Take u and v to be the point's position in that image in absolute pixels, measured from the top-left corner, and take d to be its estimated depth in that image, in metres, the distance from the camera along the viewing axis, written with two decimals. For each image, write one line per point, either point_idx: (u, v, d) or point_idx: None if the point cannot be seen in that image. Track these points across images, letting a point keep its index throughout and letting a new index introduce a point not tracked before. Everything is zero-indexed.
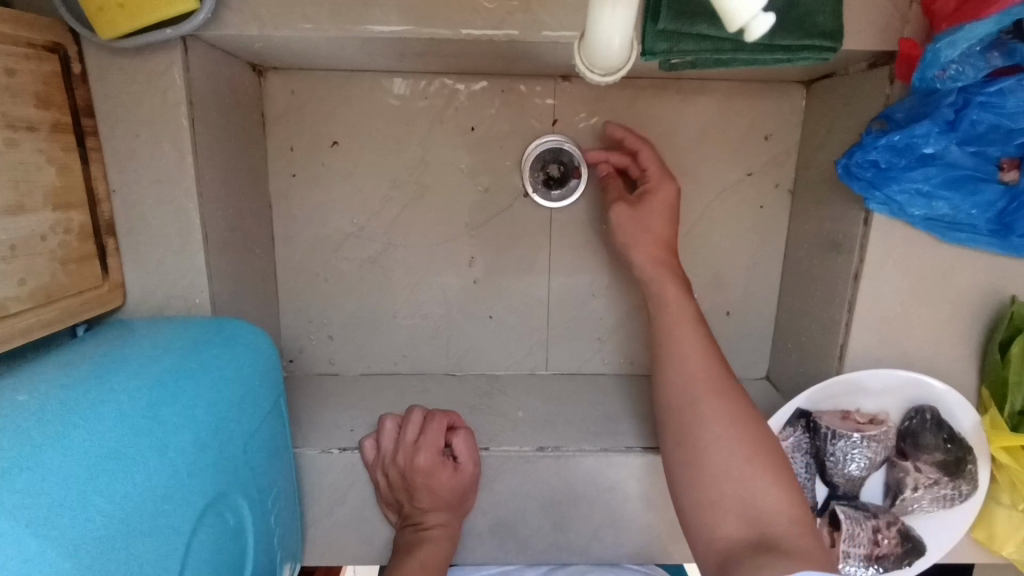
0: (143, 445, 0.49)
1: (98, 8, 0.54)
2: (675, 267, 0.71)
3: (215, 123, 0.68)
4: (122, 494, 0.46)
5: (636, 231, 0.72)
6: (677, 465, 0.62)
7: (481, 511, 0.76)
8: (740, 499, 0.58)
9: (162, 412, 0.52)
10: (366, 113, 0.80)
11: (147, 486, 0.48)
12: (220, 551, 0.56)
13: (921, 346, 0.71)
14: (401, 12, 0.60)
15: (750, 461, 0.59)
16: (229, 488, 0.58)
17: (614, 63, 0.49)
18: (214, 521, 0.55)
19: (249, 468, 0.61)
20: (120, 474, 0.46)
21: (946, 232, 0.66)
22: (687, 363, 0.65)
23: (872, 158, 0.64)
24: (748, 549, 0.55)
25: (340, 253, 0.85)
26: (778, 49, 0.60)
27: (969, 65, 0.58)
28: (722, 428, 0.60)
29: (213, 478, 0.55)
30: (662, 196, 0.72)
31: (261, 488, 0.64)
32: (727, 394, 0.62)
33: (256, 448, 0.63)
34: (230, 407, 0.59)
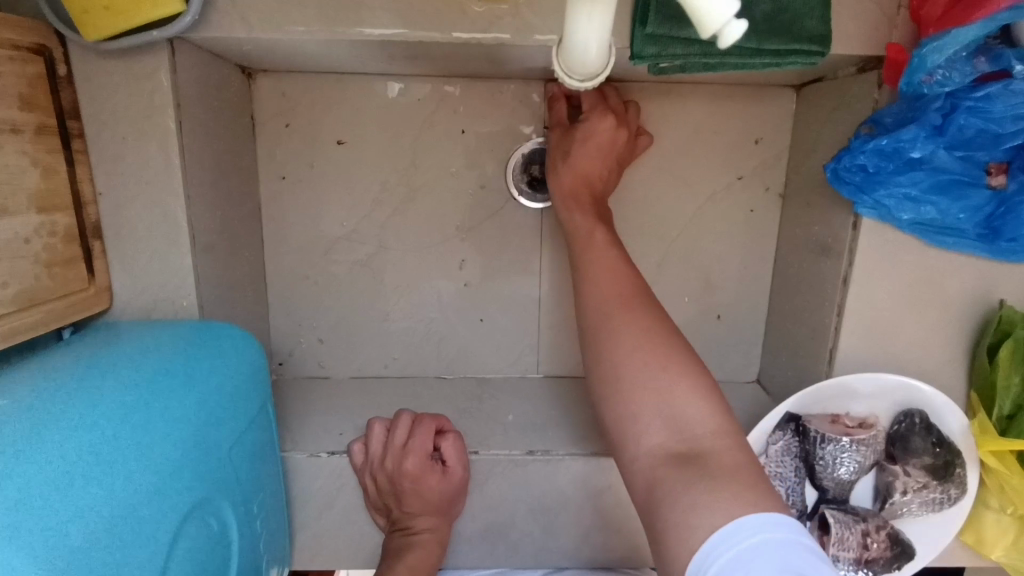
0: (125, 451, 0.48)
1: (83, 11, 0.54)
2: (589, 198, 0.71)
3: (202, 123, 0.68)
4: (104, 500, 0.45)
5: (562, 156, 0.73)
6: (598, 390, 0.58)
7: (470, 515, 0.76)
8: (660, 409, 0.54)
9: (145, 416, 0.51)
10: (355, 115, 0.80)
11: (129, 492, 0.47)
12: (203, 556, 0.55)
13: (909, 349, 0.71)
14: (390, 13, 0.60)
15: (667, 369, 0.55)
16: (214, 493, 0.57)
17: (592, 68, 0.49)
18: (198, 526, 0.55)
19: (235, 472, 0.61)
20: (101, 480, 0.45)
21: (935, 237, 0.66)
22: (601, 282, 0.62)
23: (860, 163, 0.64)
24: (675, 461, 0.51)
25: (330, 255, 0.84)
26: (766, 54, 0.60)
27: (956, 70, 0.59)
28: (637, 338, 0.57)
29: (197, 483, 0.55)
30: (596, 127, 0.73)
31: (247, 493, 0.63)
32: (641, 308, 0.60)
33: (242, 451, 0.62)
34: (215, 412, 0.58)
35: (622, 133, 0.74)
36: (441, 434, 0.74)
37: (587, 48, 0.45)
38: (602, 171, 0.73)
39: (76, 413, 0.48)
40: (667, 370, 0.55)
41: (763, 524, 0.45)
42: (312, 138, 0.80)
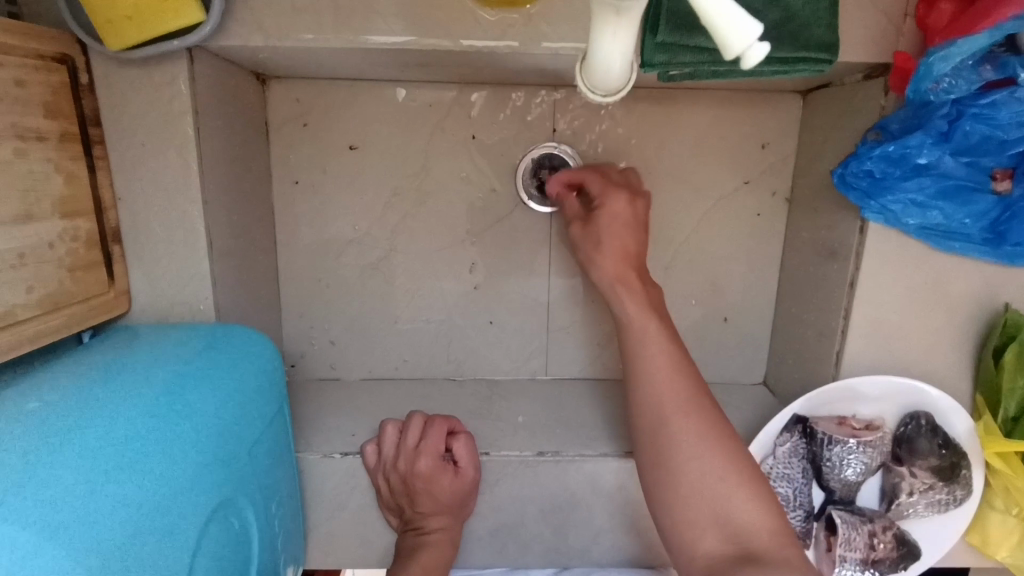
0: (148, 455, 0.49)
1: (107, 21, 0.55)
2: (635, 278, 0.68)
3: (219, 130, 0.69)
4: (129, 503, 0.46)
5: (593, 245, 0.70)
6: (655, 485, 0.61)
7: (481, 515, 0.77)
8: (716, 516, 0.57)
9: (168, 419, 0.52)
10: (368, 121, 0.81)
11: (152, 495, 0.48)
12: (225, 555, 0.57)
13: (915, 352, 0.72)
14: (406, 23, 0.61)
15: (726, 479, 0.58)
16: (234, 494, 0.59)
17: (615, 86, 0.50)
18: (219, 526, 0.56)
19: (254, 473, 0.62)
20: (126, 484, 0.46)
21: (941, 241, 0.67)
22: (661, 380, 0.64)
23: (867, 168, 0.65)
24: (730, 562, 0.54)
25: (342, 259, 0.85)
26: (774, 61, 0.61)
27: (962, 78, 0.59)
28: (696, 442, 0.60)
29: (217, 484, 0.56)
30: (613, 206, 0.71)
31: (266, 493, 0.64)
32: (704, 413, 0.62)
33: (260, 453, 0.63)
34: (234, 417, 0.59)
35: (640, 205, 0.72)
36: (452, 438, 0.74)
37: (612, 64, 0.47)
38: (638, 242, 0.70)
39: (101, 418, 0.49)
40: (729, 479, 0.58)
41: None
42: (325, 143, 0.82)
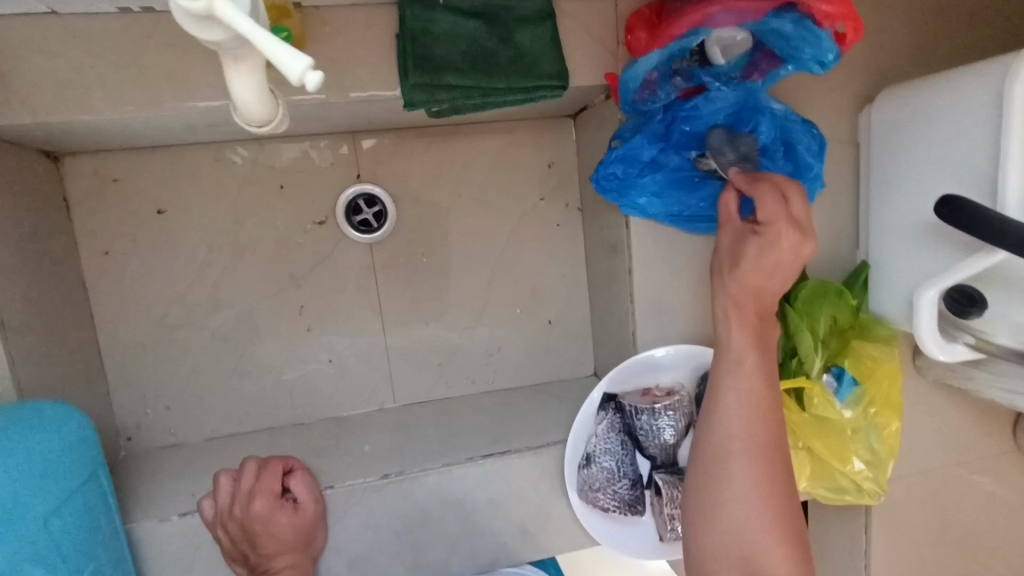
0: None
1: None
2: (754, 317, 0.66)
3: (5, 208, 0.69)
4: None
5: (733, 258, 0.67)
6: (693, 519, 0.63)
7: (336, 548, 0.78)
8: (744, 560, 0.60)
9: None
10: (174, 185, 0.84)
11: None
12: None
13: (695, 321, 0.83)
14: (179, 89, 0.66)
15: (761, 510, 0.61)
16: (30, 559, 0.55)
17: (261, 116, 0.49)
18: None
19: (54, 541, 0.59)
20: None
21: (690, 225, 0.79)
22: (740, 417, 0.64)
23: (612, 171, 0.76)
24: None
25: (167, 322, 0.86)
26: (517, 91, 0.71)
27: (660, 89, 0.73)
28: (759, 473, 0.62)
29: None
30: (781, 241, 0.65)
31: (67, 566, 0.60)
32: (766, 451, 0.63)
33: (62, 522, 0.61)
34: (29, 475, 0.58)
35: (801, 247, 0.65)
36: (291, 477, 0.76)
37: (238, 94, 0.46)
38: (774, 287, 0.66)
39: None
40: (773, 529, 0.60)
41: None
42: (133, 211, 0.83)
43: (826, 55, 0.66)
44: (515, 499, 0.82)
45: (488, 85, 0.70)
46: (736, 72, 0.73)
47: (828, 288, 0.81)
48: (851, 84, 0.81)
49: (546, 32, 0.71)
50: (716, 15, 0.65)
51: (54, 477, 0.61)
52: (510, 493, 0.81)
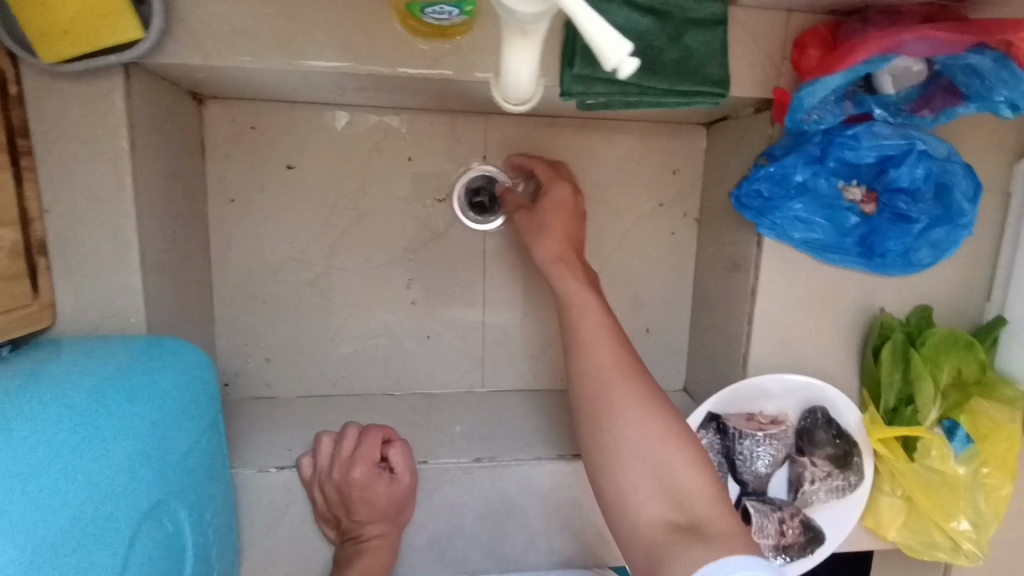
0: (78, 453, 0.49)
1: (43, 34, 0.57)
2: (576, 257, 0.75)
3: (156, 145, 0.70)
4: (67, 499, 0.46)
5: (539, 228, 0.77)
6: (599, 470, 0.64)
7: (420, 523, 0.78)
8: (658, 478, 0.61)
9: (101, 420, 0.52)
10: (305, 142, 0.84)
11: (90, 490, 0.48)
12: (159, 559, 0.56)
13: (810, 351, 0.81)
14: (343, 48, 0.66)
15: (663, 439, 0.62)
16: (169, 498, 0.58)
17: (525, 92, 0.52)
18: (154, 529, 0.55)
19: (188, 478, 0.61)
20: (61, 477, 0.46)
21: (825, 255, 0.77)
22: (602, 355, 0.67)
23: (757, 189, 0.74)
24: (672, 530, 0.57)
25: (278, 276, 0.87)
26: (676, 94, 0.70)
27: (828, 111, 0.69)
28: (636, 408, 0.64)
29: (152, 485, 0.55)
30: (558, 194, 0.79)
31: (200, 497, 0.63)
32: (634, 378, 0.66)
33: (195, 459, 0.63)
34: (163, 421, 0.59)
35: (581, 198, 0.80)
36: (388, 446, 0.76)
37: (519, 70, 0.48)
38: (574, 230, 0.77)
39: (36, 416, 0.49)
40: (663, 441, 0.62)
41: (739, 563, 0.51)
42: (263, 163, 0.84)
43: (1018, 98, 0.64)
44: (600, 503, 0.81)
45: (648, 84, 0.68)
46: (906, 104, 0.71)
47: (957, 340, 0.78)
48: (1016, 131, 0.77)
49: (716, 37, 0.69)
50: (908, 44, 0.63)
51: (184, 418, 0.62)
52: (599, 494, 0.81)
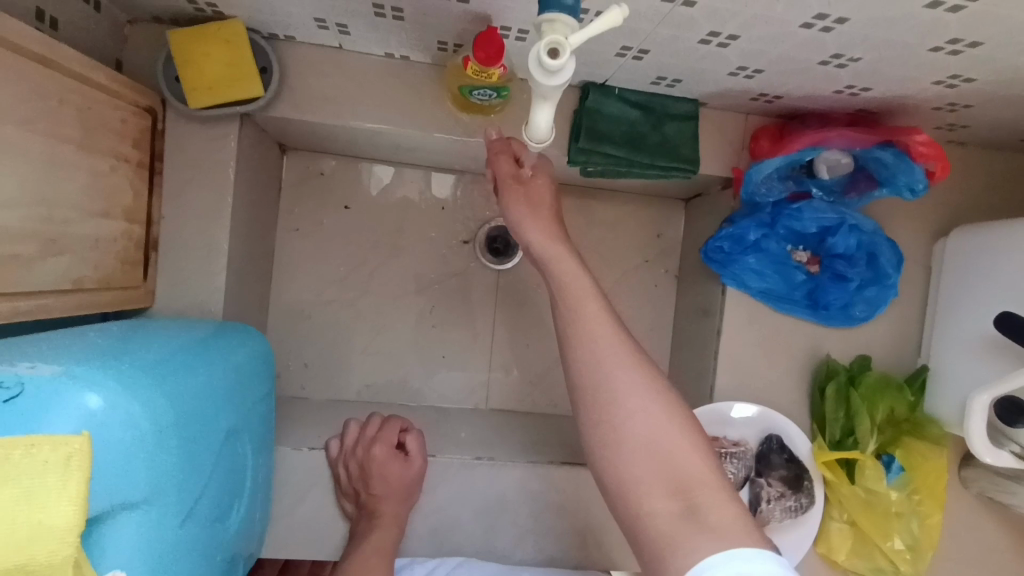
0: (187, 361, 0.57)
1: (193, 88, 0.77)
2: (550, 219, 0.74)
3: (250, 177, 0.90)
4: (189, 386, 0.54)
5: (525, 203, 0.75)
6: (602, 462, 0.60)
7: (425, 511, 0.90)
8: (662, 460, 0.57)
9: (203, 354, 0.62)
10: (361, 188, 1.04)
11: (207, 391, 0.57)
12: (232, 481, 0.61)
13: (767, 387, 0.96)
14: (407, 116, 0.87)
15: (668, 424, 0.59)
16: (242, 434, 0.65)
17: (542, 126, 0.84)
18: (232, 452, 0.62)
19: (252, 431, 0.69)
20: (190, 374, 0.56)
21: (777, 304, 0.94)
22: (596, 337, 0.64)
23: (720, 246, 0.92)
24: (677, 514, 0.54)
25: (324, 295, 1.04)
26: (658, 167, 0.89)
27: (774, 187, 0.89)
28: (632, 383, 0.61)
29: (234, 414, 0.63)
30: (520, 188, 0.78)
31: (256, 455, 0.70)
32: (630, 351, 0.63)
33: (255, 419, 0.71)
34: (240, 374, 0.68)
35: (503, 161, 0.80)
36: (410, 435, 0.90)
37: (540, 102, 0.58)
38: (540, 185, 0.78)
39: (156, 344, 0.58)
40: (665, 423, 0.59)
41: (751, 556, 0.49)
42: (325, 201, 1.03)
43: (915, 183, 0.83)
44: (581, 509, 0.92)
45: (636, 158, 0.88)
46: (838, 187, 0.90)
47: (890, 383, 0.93)
48: (931, 217, 0.97)
49: (689, 129, 0.90)
50: (832, 138, 0.83)
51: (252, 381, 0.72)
52: (583, 501, 0.92)
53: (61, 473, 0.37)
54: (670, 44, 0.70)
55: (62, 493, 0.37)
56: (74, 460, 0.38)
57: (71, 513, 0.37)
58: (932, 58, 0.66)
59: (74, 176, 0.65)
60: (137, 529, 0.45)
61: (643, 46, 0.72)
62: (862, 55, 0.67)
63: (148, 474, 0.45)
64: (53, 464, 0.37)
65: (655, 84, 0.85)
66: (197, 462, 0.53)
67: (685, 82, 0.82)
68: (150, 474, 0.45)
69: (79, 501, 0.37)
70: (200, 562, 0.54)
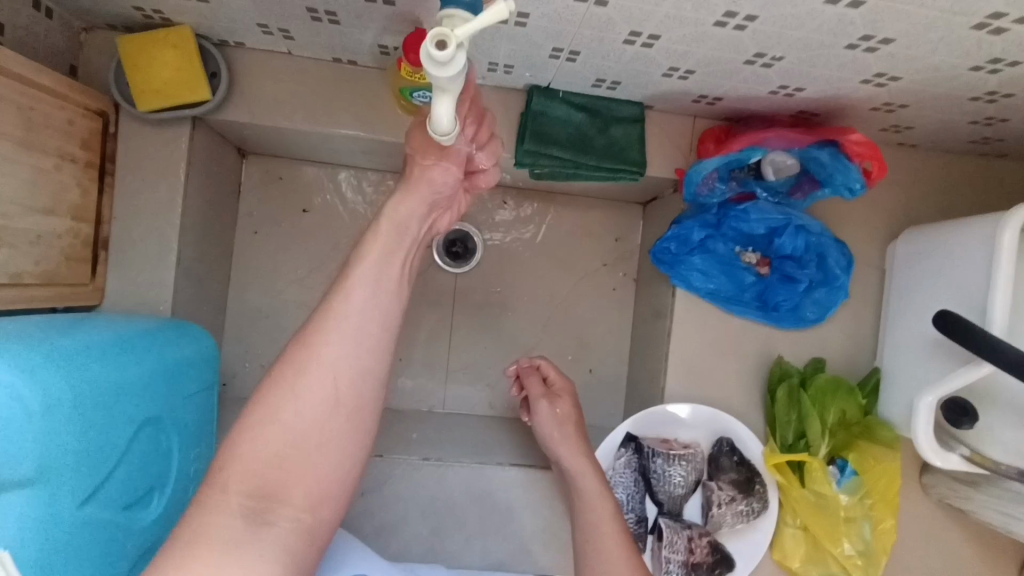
0: (111, 347, 0.58)
1: (141, 91, 0.80)
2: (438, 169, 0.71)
3: (204, 179, 0.92)
4: (105, 370, 0.55)
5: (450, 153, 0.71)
6: None
7: (372, 512, 0.90)
8: None
9: (135, 342, 0.63)
10: (320, 191, 1.06)
11: (128, 376, 0.58)
12: (150, 467, 0.62)
13: (719, 388, 0.95)
14: (355, 121, 0.89)
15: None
16: (169, 422, 0.66)
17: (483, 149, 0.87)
18: (152, 439, 0.62)
19: (185, 420, 0.70)
20: (112, 360, 0.57)
21: (726, 306, 0.93)
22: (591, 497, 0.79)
23: (667, 247, 0.93)
24: None
25: (283, 297, 1.06)
26: (604, 169, 0.90)
27: (718, 187, 0.89)
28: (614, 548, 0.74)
29: (159, 402, 0.63)
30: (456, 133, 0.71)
31: (187, 444, 0.70)
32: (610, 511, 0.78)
33: (192, 409, 0.72)
34: (179, 364, 0.69)
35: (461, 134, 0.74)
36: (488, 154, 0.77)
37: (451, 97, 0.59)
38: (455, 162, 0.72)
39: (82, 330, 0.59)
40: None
41: None
42: (284, 205, 1.06)
43: (853, 183, 0.84)
44: (530, 512, 0.92)
45: (582, 160, 0.89)
46: (784, 189, 0.90)
47: (840, 386, 0.91)
48: (883, 219, 0.97)
49: (635, 131, 0.91)
50: (770, 139, 0.84)
51: (195, 372, 0.72)
52: (532, 503, 0.92)
53: None
54: (597, 45, 0.72)
55: None
56: None
57: None
58: (851, 56, 0.67)
59: (13, 174, 0.67)
60: (23, 506, 0.46)
61: (574, 48, 0.74)
62: (782, 54, 0.68)
63: (38, 455, 0.46)
64: None
65: (597, 87, 0.86)
66: (101, 446, 0.53)
67: (624, 84, 0.83)
68: (39, 451, 0.46)
69: None
70: (104, 544, 0.54)
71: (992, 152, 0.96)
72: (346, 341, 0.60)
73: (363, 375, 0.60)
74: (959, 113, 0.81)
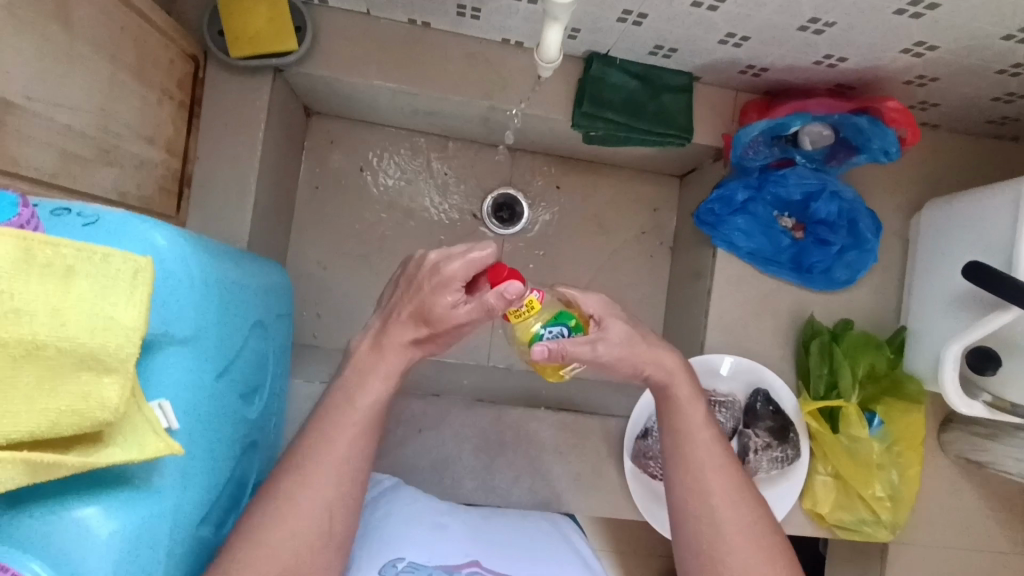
0: (226, 250, 0.64)
1: (235, 38, 0.85)
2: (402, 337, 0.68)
3: (278, 129, 0.97)
4: (229, 264, 0.60)
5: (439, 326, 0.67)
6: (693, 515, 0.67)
7: (428, 449, 0.95)
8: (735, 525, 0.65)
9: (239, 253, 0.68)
10: (377, 151, 1.12)
11: (244, 276, 0.64)
12: (253, 366, 0.67)
13: (755, 344, 1.01)
14: (426, 78, 0.95)
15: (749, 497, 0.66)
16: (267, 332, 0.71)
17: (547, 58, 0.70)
18: (257, 341, 0.67)
19: (275, 336, 0.75)
20: (230, 259, 0.62)
21: (764, 266, 1.00)
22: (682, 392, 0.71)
23: (711, 208, 1.00)
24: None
25: (340, 250, 1.12)
26: (654, 134, 0.97)
27: (760, 152, 0.96)
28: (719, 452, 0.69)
29: (262, 309, 0.69)
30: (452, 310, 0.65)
31: (275, 357, 0.75)
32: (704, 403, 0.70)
33: (279, 327, 0.77)
34: (272, 280, 0.74)
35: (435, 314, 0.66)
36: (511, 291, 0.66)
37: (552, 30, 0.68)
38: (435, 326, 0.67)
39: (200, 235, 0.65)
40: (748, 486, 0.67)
41: None
42: (344, 163, 1.11)
43: (888, 147, 0.91)
44: (577, 456, 0.96)
45: (635, 124, 0.96)
46: (820, 157, 0.97)
47: (870, 341, 0.97)
48: (908, 192, 1.04)
49: (684, 100, 0.97)
50: (811, 106, 0.91)
51: (281, 293, 0.78)
52: (578, 445, 0.96)
53: (127, 282, 0.43)
54: (665, 8, 0.79)
55: (129, 299, 0.43)
56: (140, 274, 0.43)
57: (134, 314, 0.43)
58: (897, 23, 0.75)
59: (127, 100, 0.72)
60: (175, 362, 0.51)
61: (642, 10, 0.81)
62: (835, 19, 0.76)
63: (192, 319, 0.52)
64: (122, 273, 0.42)
65: (653, 55, 0.93)
66: (228, 329, 0.58)
67: (680, 52, 0.90)
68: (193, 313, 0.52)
69: (142, 307, 0.43)
70: (224, 423, 0.60)
71: (1007, 134, 1.04)
72: (330, 474, 0.62)
73: (356, 504, 0.64)
74: (984, 87, 0.88)
